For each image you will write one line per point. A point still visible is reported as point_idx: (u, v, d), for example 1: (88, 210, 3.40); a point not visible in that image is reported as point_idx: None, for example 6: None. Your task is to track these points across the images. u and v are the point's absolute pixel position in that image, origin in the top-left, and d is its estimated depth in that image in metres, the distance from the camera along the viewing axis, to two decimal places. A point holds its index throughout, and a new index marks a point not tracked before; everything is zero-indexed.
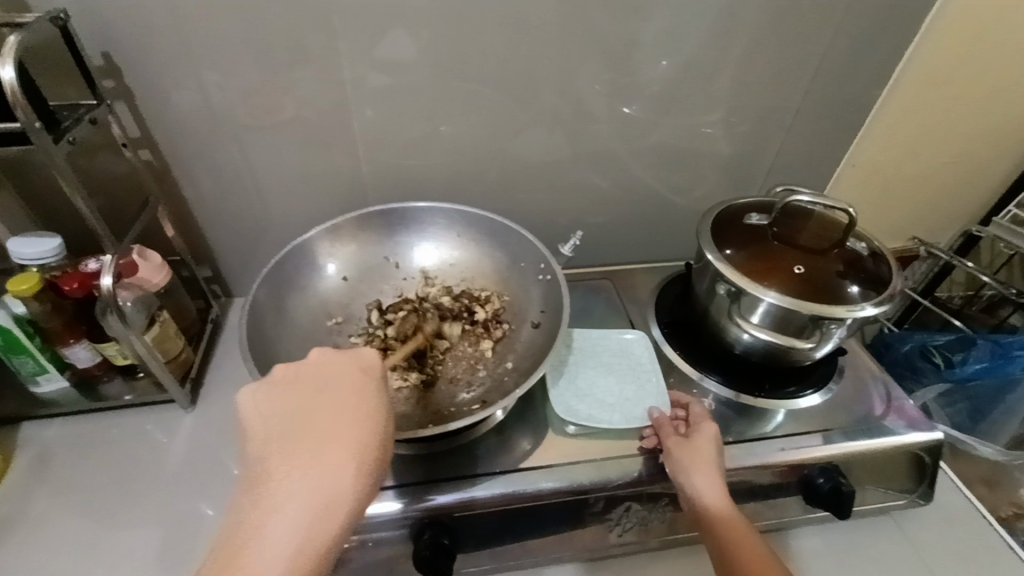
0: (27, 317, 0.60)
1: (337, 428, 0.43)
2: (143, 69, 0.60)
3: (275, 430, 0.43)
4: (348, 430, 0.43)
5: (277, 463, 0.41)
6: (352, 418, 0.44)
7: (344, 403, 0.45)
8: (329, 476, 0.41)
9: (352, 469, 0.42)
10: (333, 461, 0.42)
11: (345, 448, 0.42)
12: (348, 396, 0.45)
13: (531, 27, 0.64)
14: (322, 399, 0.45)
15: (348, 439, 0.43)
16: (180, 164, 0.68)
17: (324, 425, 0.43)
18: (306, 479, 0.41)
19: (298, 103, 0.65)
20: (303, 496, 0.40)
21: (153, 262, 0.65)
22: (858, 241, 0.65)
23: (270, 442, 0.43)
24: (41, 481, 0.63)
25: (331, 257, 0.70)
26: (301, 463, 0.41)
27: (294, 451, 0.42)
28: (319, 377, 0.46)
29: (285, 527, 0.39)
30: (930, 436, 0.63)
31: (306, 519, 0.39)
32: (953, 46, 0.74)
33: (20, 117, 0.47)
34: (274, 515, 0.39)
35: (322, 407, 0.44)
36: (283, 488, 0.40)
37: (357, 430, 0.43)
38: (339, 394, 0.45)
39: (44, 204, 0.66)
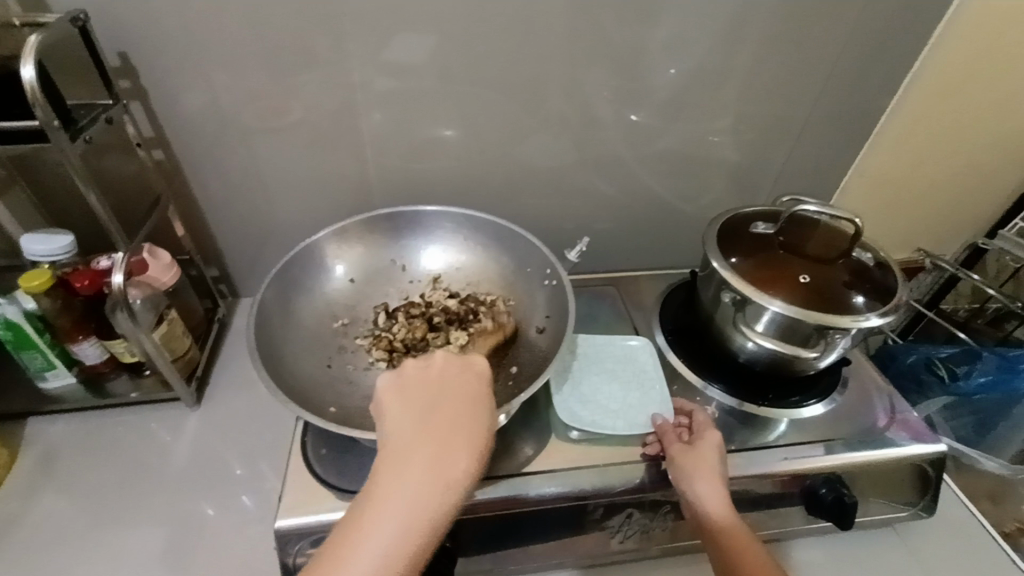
0: (37, 313, 0.61)
1: (460, 427, 0.44)
2: (157, 69, 0.61)
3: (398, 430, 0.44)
4: (466, 430, 0.44)
5: (408, 460, 0.42)
6: (468, 423, 0.44)
7: (454, 413, 0.45)
8: (447, 464, 0.42)
9: (464, 466, 0.42)
10: (455, 451, 0.42)
11: (461, 444, 0.43)
12: (461, 405, 0.45)
13: (540, 34, 0.65)
14: (436, 396, 0.46)
15: (463, 446, 0.43)
16: (191, 164, 0.69)
17: (440, 426, 0.44)
18: (413, 478, 0.41)
19: (308, 105, 0.66)
20: (414, 496, 0.40)
21: (162, 262, 0.66)
22: (863, 252, 0.65)
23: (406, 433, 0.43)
24: (46, 479, 0.64)
25: (338, 258, 0.71)
26: (420, 461, 0.42)
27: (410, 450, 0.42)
28: (440, 382, 0.47)
29: (393, 523, 0.39)
30: (933, 448, 0.62)
31: (414, 509, 0.40)
32: (957, 60, 0.75)
33: (38, 114, 0.48)
34: (384, 512, 0.40)
35: (454, 404, 0.45)
36: (398, 492, 0.40)
37: (473, 430, 0.44)
38: (456, 397, 0.46)
39: (58, 203, 0.67)
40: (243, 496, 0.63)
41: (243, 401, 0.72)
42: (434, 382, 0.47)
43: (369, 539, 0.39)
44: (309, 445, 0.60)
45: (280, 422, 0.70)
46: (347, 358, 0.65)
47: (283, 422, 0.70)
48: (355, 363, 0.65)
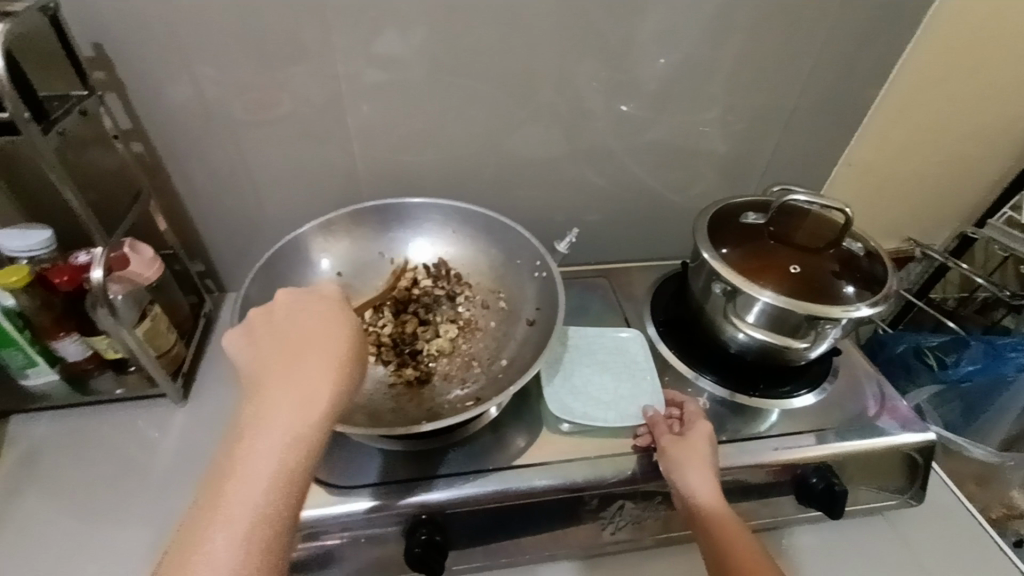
0: (17, 310, 0.60)
1: (319, 351, 0.43)
2: (134, 60, 0.59)
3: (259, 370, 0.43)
4: (324, 354, 0.43)
5: (268, 395, 0.41)
6: (327, 345, 0.44)
7: (309, 335, 0.45)
8: (309, 384, 0.42)
9: (328, 382, 0.42)
10: (313, 375, 0.42)
11: (322, 363, 0.43)
12: (320, 331, 0.45)
13: (529, 24, 0.63)
14: (294, 329, 0.45)
15: (325, 363, 0.43)
16: (173, 157, 0.67)
17: (298, 356, 0.43)
18: (278, 406, 0.40)
19: (293, 97, 0.65)
20: (279, 423, 0.40)
21: (144, 257, 0.64)
22: (853, 241, 0.65)
23: (265, 372, 0.43)
24: (29, 479, 0.63)
25: (325, 251, 0.70)
26: (282, 391, 0.41)
27: (269, 383, 0.42)
28: (296, 318, 0.46)
29: (266, 450, 0.39)
30: (922, 435, 0.63)
31: (282, 430, 0.39)
32: (946, 49, 0.75)
33: (8, 107, 0.46)
34: (257, 444, 0.39)
35: (310, 333, 0.45)
36: (266, 421, 0.40)
37: (334, 349, 0.44)
38: (312, 326, 0.45)
39: (34, 198, 0.65)
40: None
41: (229, 397, 0.71)
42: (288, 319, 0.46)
43: (245, 474, 0.38)
44: None
45: None
46: None
47: None
48: None
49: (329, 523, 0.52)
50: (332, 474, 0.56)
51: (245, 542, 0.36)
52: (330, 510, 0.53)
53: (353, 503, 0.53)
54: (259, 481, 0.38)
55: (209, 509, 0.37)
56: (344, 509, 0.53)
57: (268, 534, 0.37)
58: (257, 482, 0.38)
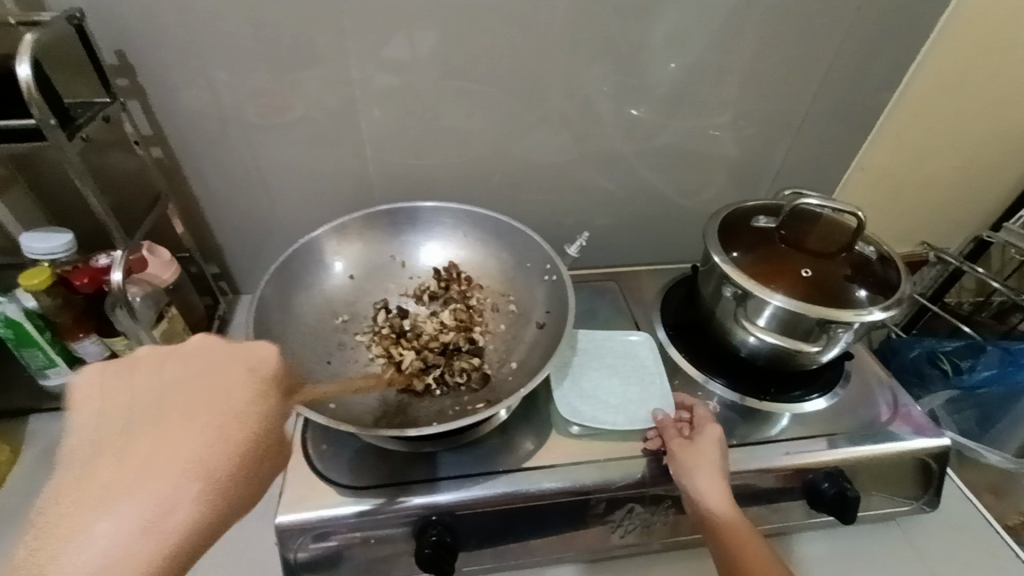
0: (38, 311, 0.62)
1: (206, 421, 0.40)
2: (153, 67, 0.61)
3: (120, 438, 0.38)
4: (212, 429, 0.40)
5: (126, 473, 0.36)
6: (218, 419, 0.40)
7: (204, 405, 0.41)
8: (185, 459, 0.38)
9: (208, 463, 0.38)
10: (193, 449, 0.38)
11: (207, 440, 0.39)
12: (216, 398, 0.41)
13: (539, 29, 0.64)
14: (189, 393, 0.41)
15: (212, 438, 0.39)
16: (189, 161, 0.69)
17: (181, 422, 0.39)
18: (136, 483, 0.36)
19: (306, 103, 0.66)
20: (128, 505, 0.35)
21: (162, 259, 0.66)
22: (866, 245, 0.65)
23: (132, 437, 0.38)
24: (49, 475, 0.64)
25: (338, 254, 0.71)
26: (146, 464, 0.37)
27: (133, 450, 0.37)
28: (195, 373, 0.43)
29: (104, 537, 0.34)
30: (937, 442, 0.62)
31: (130, 521, 0.35)
32: (961, 52, 0.74)
33: (35, 113, 0.48)
34: (95, 527, 0.34)
35: (202, 394, 0.41)
36: (114, 510, 0.35)
37: (228, 424, 0.41)
38: (211, 389, 0.42)
39: (57, 202, 0.67)
40: None
41: None
42: (181, 371, 0.42)
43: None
44: (310, 443, 0.59)
45: None
46: (346, 355, 0.65)
47: None
48: (355, 360, 0.65)
49: (338, 523, 0.53)
50: (343, 474, 0.56)
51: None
52: (340, 510, 0.53)
53: (363, 504, 0.54)
54: None
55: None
56: (353, 510, 0.53)
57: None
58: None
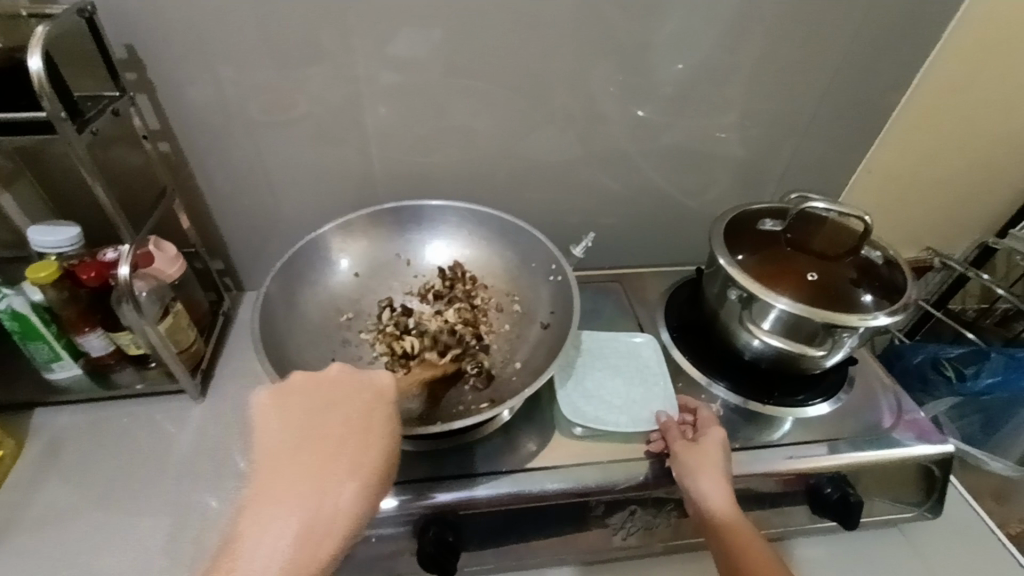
0: (44, 304, 0.62)
1: (346, 456, 0.42)
2: (162, 62, 0.61)
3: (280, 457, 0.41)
4: (352, 462, 0.42)
5: (281, 488, 0.40)
6: (354, 452, 0.42)
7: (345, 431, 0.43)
8: (331, 493, 0.40)
9: (354, 497, 0.41)
10: (338, 483, 0.41)
11: (347, 473, 0.41)
12: (352, 432, 0.43)
13: (546, 29, 0.64)
14: (331, 413, 0.44)
15: (349, 471, 0.41)
16: (196, 157, 0.69)
17: (327, 459, 0.41)
18: (292, 514, 0.39)
19: (313, 99, 0.66)
20: (286, 535, 0.38)
21: (168, 254, 0.66)
22: (872, 249, 0.64)
23: (284, 457, 0.41)
24: (52, 469, 0.64)
25: (343, 252, 0.71)
26: (301, 497, 0.40)
27: (290, 471, 0.41)
28: (332, 402, 0.44)
29: (264, 560, 0.38)
30: (940, 448, 0.62)
31: (288, 555, 0.38)
32: (968, 57, 0.74)
33: (46, 106, 0.48)
34: (258, 553, 0.38)
35: (339, 428, 0.43)
36: (279, 527, 0.39)
37: (362, 456, 0.42)
38: (348, 422, 0.44)
39: (65, 195, 0.67)
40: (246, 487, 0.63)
41: (247, 394, 0.72)
42: (322, 402, 0.44)
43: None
44: None
45: None
46: (350, 352, 0.65)
47: None
48: (359, 357, 0.65)
49: None
50: None
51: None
52: None
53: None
54: None
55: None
56: None
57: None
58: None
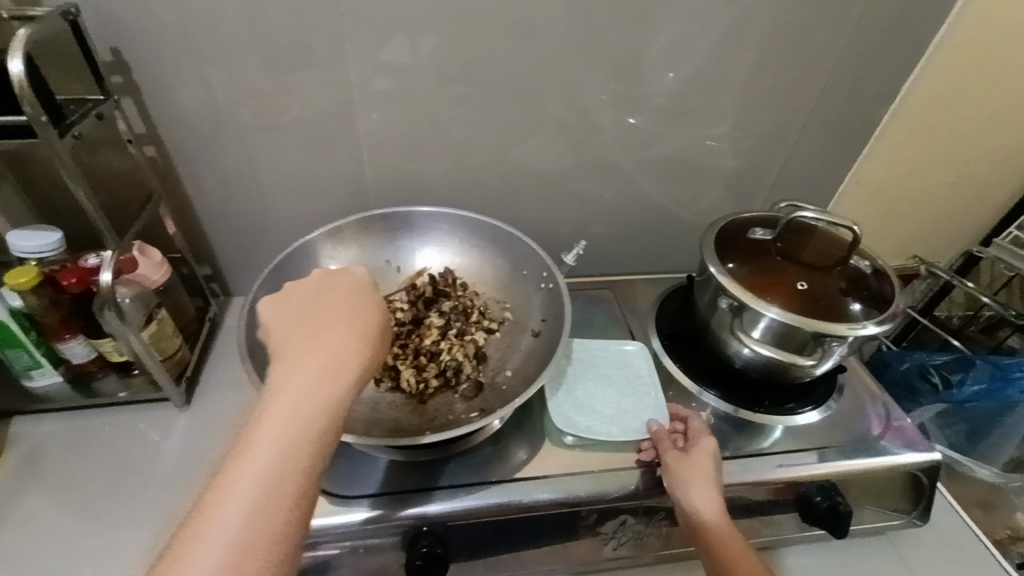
0: (24, 311, 0.60)
1: (344, 323, 0.46)
2: (149, 66, 0.60)
3: (291, 333, 0.46)
4: (347, 328, 0.45)
5: (297, 346, 0.44)
6: (350, 320, 0.46)
7: (343, 306, 0.47)
8: (335, 349, 0.43)
9: (353, 351, 0.44)
10: (339, 343, 0.44)
11: (345, 334, 0.45)
12: (345, 311, 0.47)
13: (539, 38, 0.64)
14: (329, 294, 0.49)
15: (351, 328, 0.45)
16: (184, 161, 0.68)
17: (325, 328, 0.45)
18: (305, 362, 0.42)
19: (304, 104, 0.65)
20: (306, 388, 0.41)
21: (153, 260, 0.65)
22: (861, 259, 0.65)
23: (296, 332, 0.46)
24: (30, 481, 0.62)
25: (332, 258, 0.70)
26: (309, 358, 0.43)
27: (299, 337, 0.45)
28: (323, 296, 0.48)
29: (291, 398, 0.40)
30: (927, 456, 0.62)
31: (312, 385, 0.41)
32: (955, 70, 0.75)
33: (26, 109, 0.47)
34: (284, 408, 0.40)
35: (339, 301, 0.48)
36: (296, 368, 0.42)
37: (359, 324, 0.46)
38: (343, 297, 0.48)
39: (46, 199, 0.66)
40: None
41: (233, 402, 0.71)
42: (310, 295, 0.49)
43: (274, 414, 0.39)
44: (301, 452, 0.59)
45: None
46: None
47: None
48: None
49: (331, 532, 0.52)
50: (333, 483, 0.55)
51: (269, 491, 0.37)
52: (334, 519, 0.52)
53: (353, 514, 0.53)
54: (285, 418, 0.39)
55: (222, 480, 0.37)
56: (353, 518, 0.53)
57: (279, 515, 0.36)
58: (279, 434, 0.38)
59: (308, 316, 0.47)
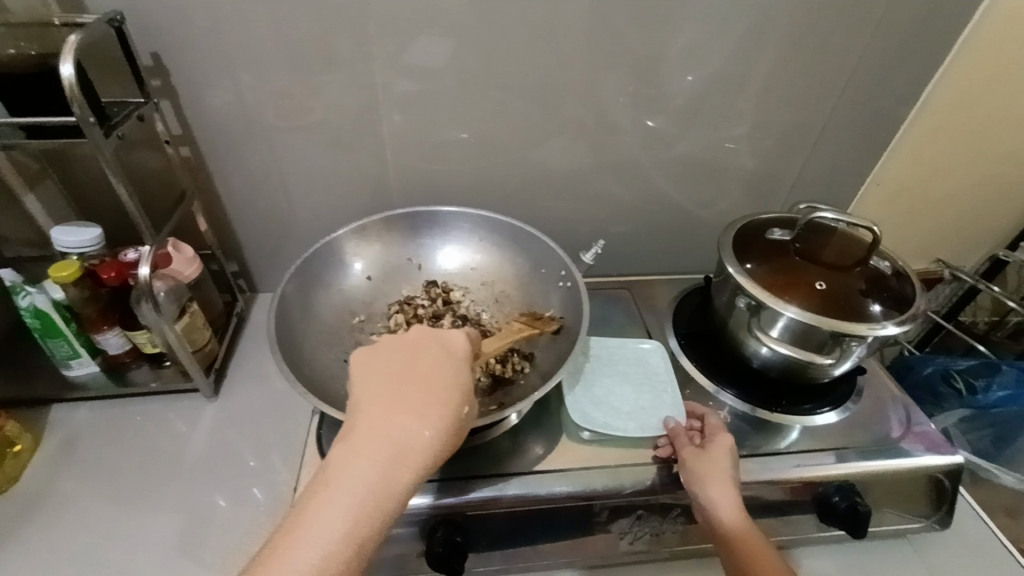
0: (64, 303, 0.64)
1: (420, 402, 0.43)
2: (186, 70, 0.63)
3: (367, 403, 0.43)
4: (427, 405, 0.43)
5: (369, 427, 0.41)
6: (436, 395, 0.43)
7: (429, 383, 0.44)
8: (405, 432, 0.41)
9: (423, 436, 0.41)
10: (412, 423, 0.41)
11: (423, 415, 0.42)
12: (433, 377, 0.45)
13: (559, 41, 0.65)
14: (416, 362, 0.45)
15: (428, 420, 0.42)
16: (218, 162, 0.71)
17: (403, 401, 0.43)
18: (373, 456, 0.39)
19: (330, 107, 0.68)
20: (374, 476, 0.39)
21: (185, 255, 0.67)
22: (881, 260, 0.65)
23: (374, 403, 0.43)
24: (67, 466, 0.65)
25: (357, 255, 0.72)
26: (379, 439, 0.40)
27: (375, 415, 0.42)
28: (410, 359, 0.46)
29: (348, 498, 0.38)
30: (949, 459, 0.62)
31: (373, 485, 0.39)
32: (979, 71, 0.74)
33: (75, 111, 0.49)
34: (340, 500, 0.38)
35: (422, 377, 0.44)
36: (363, 457, 0.39)
37: (439, 406, 0.43)
38: (431, 371, 0.45)
39: (87, 197, 0.69)
40: (255, 488, 0.64)
41: (258, 394, 0.73)
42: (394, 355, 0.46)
43: (328, 512, 0.37)
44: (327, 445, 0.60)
45: (293, 416, 0.71)
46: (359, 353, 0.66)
47: (296, 415, 0.71)
48: None
49: None
50: None
51: None
52: None
53: None
54: (339, 520, 0.37)
55: (269, 556, 0.36)
56: None
57: None
58: (328, 538, 0.37)
59: (387, 385, 0.44)
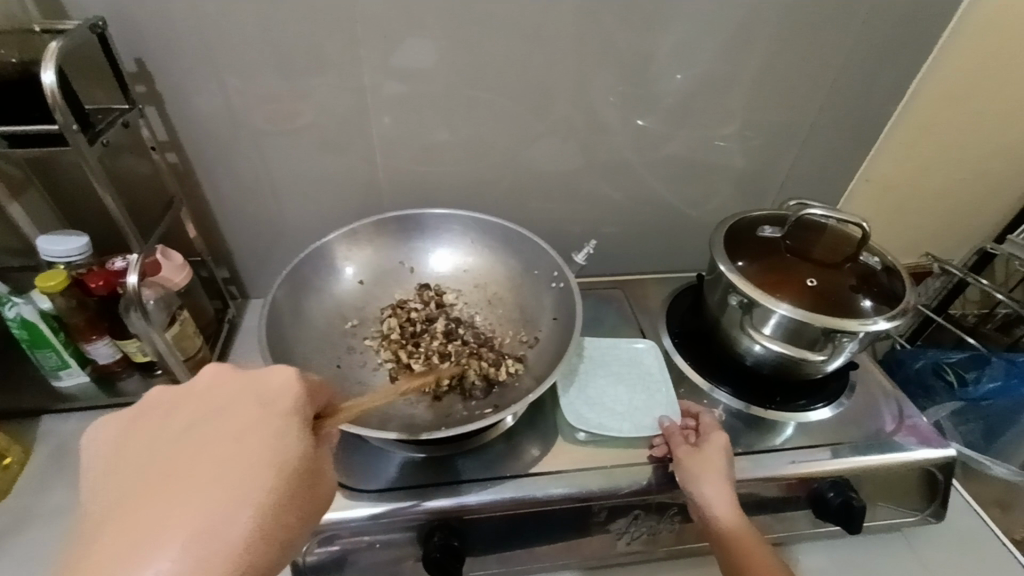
0: (52, 313, 0.63)
1: (229, 458, 0.35)
2: (170, 75, 0.62)
3: (148, 478, 0.34)
4: (243, 462, 0.36)
5: (157, 506, 0.33)
6: (252, 445, 0.36)
7: (238, 432, 0.37)
8: (214, 500, 0.34)
9: (250, 499, 0.34)
10: (223, 505, 0.34)
11: (241, 489, 0.34)
12: (245, 423, 0.37)
13: (547, 42, 0.65)
14: (219, 411, 0.38)
15: (246, 476, 0.35)
16: (204, 168, 0.70)
17: (218, 458, 0.35)
18: (169, 539, 0.31)
19: (316, 110, 0.67)
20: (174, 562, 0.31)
21: (174, 262, 0.67)
22: (871, 256, 0.65)
23: (160, 475, 0.34)
24: (56, 477, 0.64)
25: (348, 260, 0.71)
26: (177, 520, 0.32)
27: (166, 488, 0.34)
28: (213, 411, 0.38)
29: None
30: (942, 452, 0.62)
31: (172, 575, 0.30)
32: (965, 66, 0.75)
33: (58, 118, 0.49)
34: None
35: (231, 426, 0.37)
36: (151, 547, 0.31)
37: (259, 455, 0.36)
38: (240, 416, 0.38)
39: (73, 206, 0.68)
40: None
41: None
42: (195, 415, 0.38)
43: None
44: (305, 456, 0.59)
45: None
46: (353, 358, 0.66)
47: None
48: (364, 364, 0.66)
49: (343, 526, 0.53)
50: (350, 477, 0.57)
51: None
52: (342, 514, 0.53)
53: (373, 507, 0.54)
54: None
55: None
56: (357, 513, 0.53)
57: None
58: None
59: (178, 449, 0.36)
